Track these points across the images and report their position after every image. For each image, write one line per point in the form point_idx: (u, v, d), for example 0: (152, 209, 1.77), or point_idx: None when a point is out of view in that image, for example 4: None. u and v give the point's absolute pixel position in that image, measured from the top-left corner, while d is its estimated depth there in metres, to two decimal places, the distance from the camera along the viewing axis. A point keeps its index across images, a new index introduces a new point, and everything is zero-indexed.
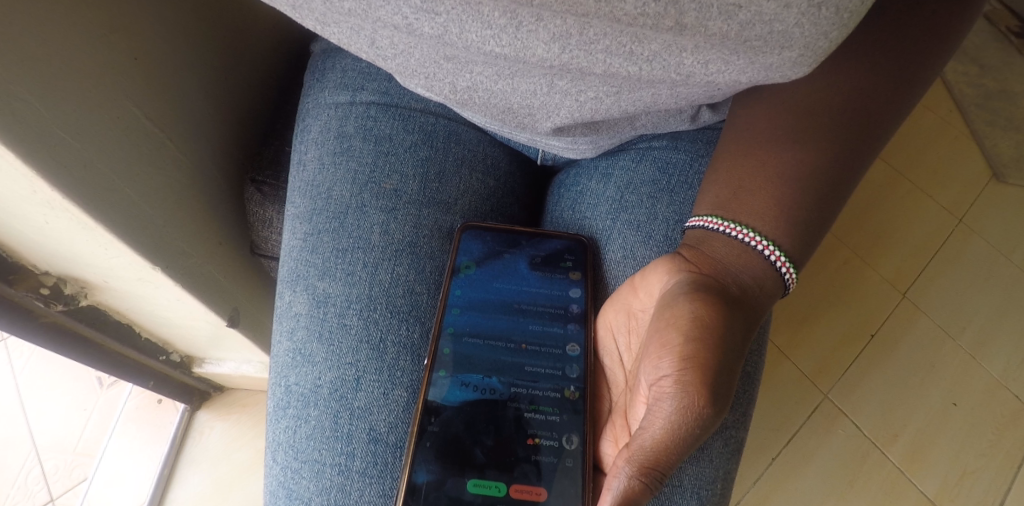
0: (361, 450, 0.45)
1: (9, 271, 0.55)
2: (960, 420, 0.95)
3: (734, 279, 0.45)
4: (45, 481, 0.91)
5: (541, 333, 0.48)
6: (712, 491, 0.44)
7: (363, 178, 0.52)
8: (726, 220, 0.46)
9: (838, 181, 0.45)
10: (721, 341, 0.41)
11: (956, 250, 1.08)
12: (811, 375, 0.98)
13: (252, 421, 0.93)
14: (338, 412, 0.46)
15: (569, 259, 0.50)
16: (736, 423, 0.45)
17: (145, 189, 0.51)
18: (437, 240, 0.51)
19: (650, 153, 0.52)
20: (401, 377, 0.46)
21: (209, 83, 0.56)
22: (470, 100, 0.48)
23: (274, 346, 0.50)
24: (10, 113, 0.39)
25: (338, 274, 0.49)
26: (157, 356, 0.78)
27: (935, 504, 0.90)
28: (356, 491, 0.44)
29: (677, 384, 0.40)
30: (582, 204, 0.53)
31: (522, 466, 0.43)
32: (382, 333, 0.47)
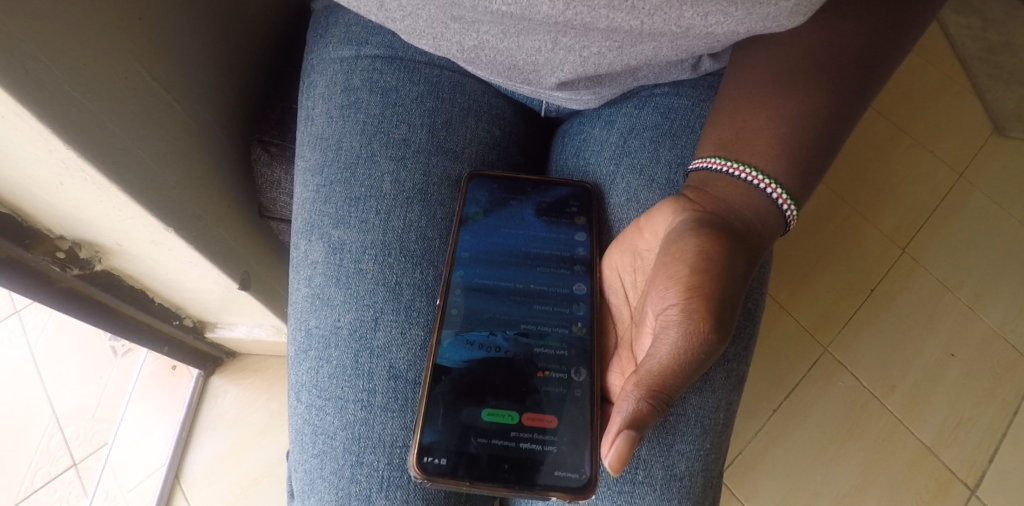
0: (382, 386, 0.48)
1: (26, 234, 0.56)
2: (957, 370, 0.97)
3: (738, 216, 0.47)
4: (67, 446, 0.94)
5: (549, 275, 0.50)
6: (716, 420, 0.47)
7: (371, 128, 0.52)
8: (729, 160, 0.48)
9: (835, 124, 0.47)
10: (725, 272, 0.43)
11: (956, 203, 1.09)
12: (811, 328, 0.99)
13: (266, 385, 0.95)
14: (358, 351, 0.48)
15: (574, 205, 0.52)
16: (737, 356, 0.48)
17: (155, 151, 0.52)
18: (446, 188, 0.52)
19: (652, 100, 0.53)
20: (417, 317, 0.49)
21: (213, 47, 0.57)
22: (476, 58, 0.49)
23: (292, 293, 0.52)
24: (25, 72, 0.40)
25: (352, 222, 0.50)
26: (171, 321, 0.80)
27: (931, 451, 0.92)
28: (379, 424, 0.47)
29: (683, 311, 0.42)
30: (587, 150, 0.54)
31: (535, 397, 0.46)
32: (397, 277, 0.49)
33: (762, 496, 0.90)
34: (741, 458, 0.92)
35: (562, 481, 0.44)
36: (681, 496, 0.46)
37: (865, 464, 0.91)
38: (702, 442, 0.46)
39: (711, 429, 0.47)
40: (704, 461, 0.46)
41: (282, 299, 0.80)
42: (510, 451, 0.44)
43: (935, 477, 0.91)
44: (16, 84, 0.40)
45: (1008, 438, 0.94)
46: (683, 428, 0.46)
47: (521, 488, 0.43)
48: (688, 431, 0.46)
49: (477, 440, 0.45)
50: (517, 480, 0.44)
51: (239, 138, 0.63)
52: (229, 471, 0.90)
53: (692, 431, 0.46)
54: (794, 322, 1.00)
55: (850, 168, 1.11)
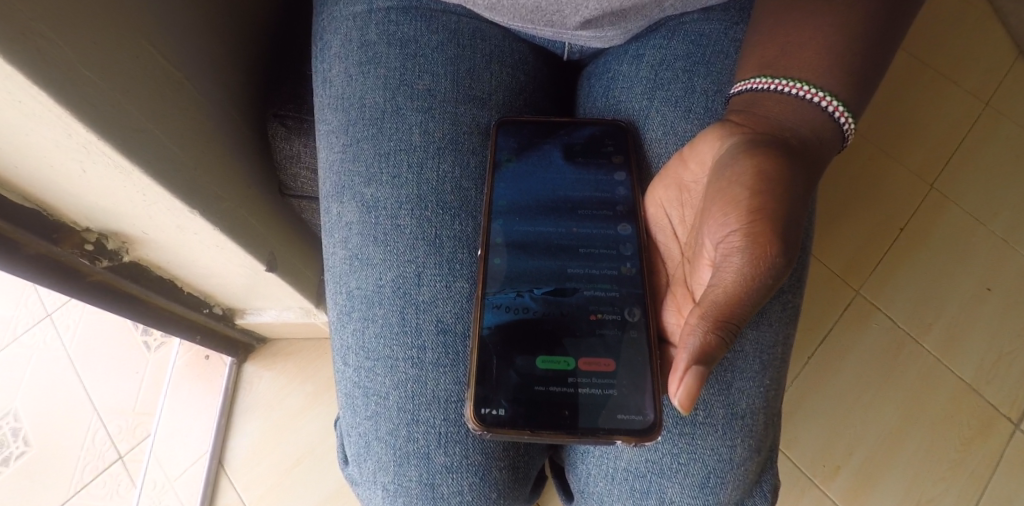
0: (431, 342, 0.47)
1: (53, 229, 0.56)
2: (994, 304, 0.95)
3: (793, 132, 0.46)
4: (111, 440, 0.95)
5: (591, 217, 0.49)
6: (774, 355, 0.47)
7: (394, 81, 0.51)
8: (776, 77, 0.47)
9: (881, 40, 0.46)
10: (785, 191, 0.41)
11: (987, 131, 1.05)
12: (841, 273, 0.97)
13: (299, 368, 0.96)
14: (404, 307, 0.47)
15: (610, 144, 0.51)
16: (792, 288, 0.48)
17: (173, 132, 0.51)
18: (477, 136, 0.51)
19: (681, 29, 0.51)
20: (461, 268, 0.48)
21: (220, 21, 0.55)
22: (498, 4, 0.49)
23: (328, 258, 0.51)
24: (39, 55, 0.39)
25: (383, 179, 0.49)
26: (201, 310, 0.80)
27: (972, 388, 0.90)
28: (432, 381, 0.47)
29: (745, 237, 0.40)
30: (616, 88, 0.53)
31: (590, 341, 0.45)
32: (436, 230, 0.48)
33: (802, 443, 0.89)
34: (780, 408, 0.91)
35: (626, 424, 0.43)
36: (744, 432, 0.46)
37: (906, 406, 0.90)
38: (763, 377, 0.47)
39: (771, 363, 0.47)
40: (765, 397, 0.47)
41: (308, 278, 0.80)
42: (570, 398, 0.44)
43: (977, 413, 0.89)
44: (31, 65, 0.39)
45: None
46: (743, 364, 0.47)
47: (583, 434, 0.43)
48: (749, 367, 0.47)
49: (534, 388, 0.44)
50: (578, 425, 0.43)
51: (254, 113, 0.62)
52: (270, 456, 0.91)
53: (753, 366, 0.47)
54: (823, 269, 0.97)
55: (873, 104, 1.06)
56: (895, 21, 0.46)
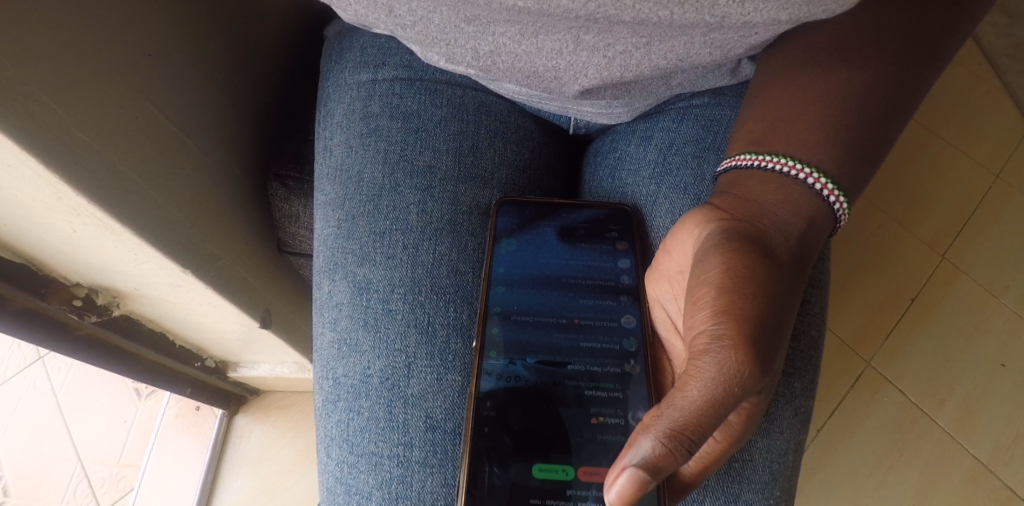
0: (419, 439, 0.45)
1: (42, 284, 0.54)
2: (1010, 381, 0.92)
3: (772, 219, 0.44)
4: (93, 494, 0.92)
5: (596, 307, 0.47)
6: (784, 464, 0.44)
7: (394, 157, 0.50)
8: (760, 153, 0.45)
9: (868, 141, 0.45)
10: (757, 292, 0.39)
11: (1000, 203, 1.03)
12: (851, 343, 0.94)
13: (291, 421, 0.93)
14: (391, 401, 0.45)
15: (614, 229, 0.50)
16: (804, 390, 0.45)
17: (168, 190, 0.50)
18: (477, 217, 0.50)
19: (691, 112, 0.51)
20: (454, 361, 0.46)
21: (225, 80, 0.55)
22: (492, 65, 0.46)
23: (317, 339, 0.49)
24: (28, 116, 0.38)
25: (378, 259, 0.48)
26: (192, 362, 0.78)
27: (988, 469, 0.87)
28: (418, 482, 0.44)
29: (712, 341, 0.39)
30: (623, 169, 0.52)
31: (591, 447, 0.43)
32: (430, 317, 0.47)
33: None
34: None
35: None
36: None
37: (917, 487, 0.86)
38: (773, 490, 0.44)
39: (780, 474, 0.44)
40: None
41: (305, 334, 0.78)
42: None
43: (995, 497, 0.85)
44: (17, 121, 0.38)
45: None
46: (753, 475, 0.44)
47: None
48: (757, 477, 0.44)
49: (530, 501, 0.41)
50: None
51: (255, 172, 0.61)
52: None
53: (762, 478, 0.44)
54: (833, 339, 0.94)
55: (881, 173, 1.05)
56: (899, 108, 0.45)
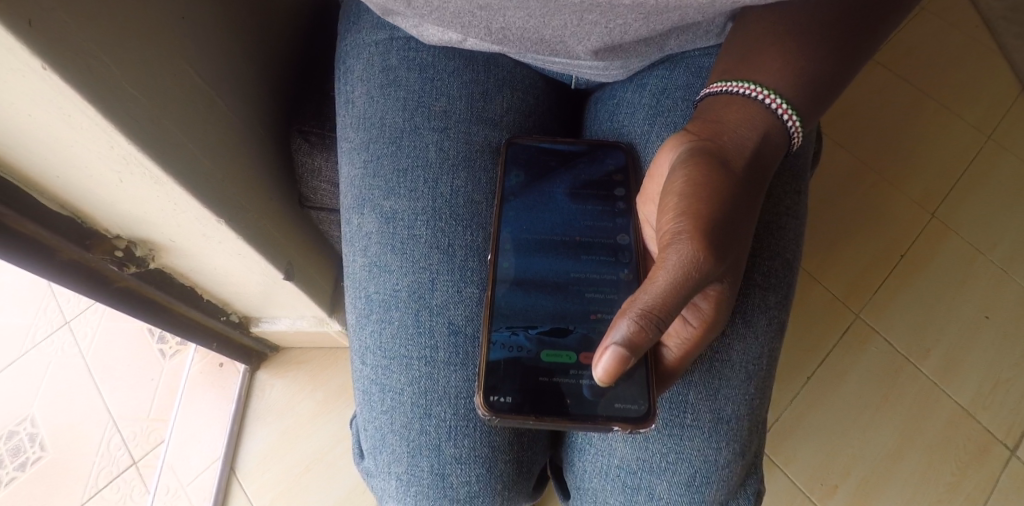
0: (443, 342, 0.51)
1: (86, 235, 0.59)
2: (994, 331, 0.96)
3: (732, 136, 0.48)
4: (125, 447, 0.97)
5: (593, 228, 0.52)
6: (760, 365, 0.50)
7: (413, 104, 0.54)
8: (730, 81, 0.49)
9: (824, 83, 0.49)
10: (713, 196, 0.45)
11: (989, 162, 1.07)
12: (843, 296, 0.98)
13: (309, 375, 0.99)
14: (419, 310, 0.51)
15: (611, 165, 0.54)
16: (778, 304, 0.50)
17: (202, 142, 0.54)
18: (488, 155, 0.54)
19: (683, 61, 0.54)
20: (472, 275, 0.52)
21: (248, 42, 0.59)
22: (504, 38, 0.51)
23: (348, 265, 0.54)
24: (88, 69, 0.42)
25: (402, 192, 0.52)
26: (218, 317, 0.83)
27: (970, 413, 0.92)
28: (445, 377, 0.51)
29: (674, 237, 0.44)
30: (620, 114, 0.56)
31: (591, 338, 0.49)
32: (450, 239, 0.52)
33: (801, 460, 0.89)
34: (780, 424, 0.91)
35: (623, 412, 0.46)
36: (729, 438, 0.50)
37: (902, 426, 0.91)
38: (748, 386, 0.50)
39: (756, 373, 0.50)
40: (750, 404, 0.50)
41: (324, 289, 0.83)
42: (573, 387, 0.47)
43: (974, 437, 0.90)
44: (80, 76, 0.42)
45: None
46: (731, 374, 0.50)
47: (583, 420, 0.46)
48: (735, 375, 0.50)
49: (539, 378, 0.47)
50: (579, 412, 0.46)
51: (277, 129, 0.65)
52: (280, 461, 0.93)
53: (739, 375, 0.50)
54: (825, 291, 0.99)
55: (872, 132, 1.09)
56: (863, 42, 0.49)
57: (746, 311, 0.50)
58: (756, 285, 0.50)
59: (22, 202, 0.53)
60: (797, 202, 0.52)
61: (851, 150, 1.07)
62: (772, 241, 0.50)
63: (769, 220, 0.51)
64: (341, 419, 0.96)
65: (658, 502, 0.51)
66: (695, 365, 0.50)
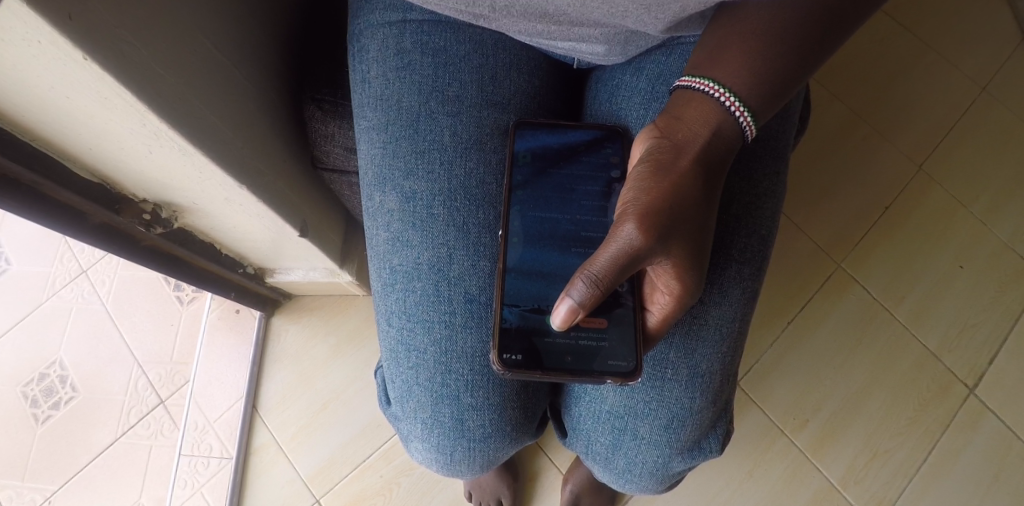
0: (460, 309, 0.57)
1: (116, 200, 0.63)
2: (966, 280, 1.03)
3: (686, 133, 0.52)
4: (152, 387, 1.04)
5: (592, 209, 0.57)
6: (732, 328, 0.56)
7: (427, 88, 0.57)
8: (700, 78, 0.52)
9: (783, 82, 0.51)
10: (662, 182, 0.51)
11: (979, 115, 1.10)
12: (826, 246, 1.04)
13: (321, 321, 1.05)
14: (438, 282, 0.57)
15: (609, 146, 0.58)
16: (752, 275, 0.56)
17: (224, 115, 0.56)
18: (497, 137, 0.58)
19: (679, 48, 0.57)
20: (485, 250, 0.57)
21: (259, 13, 0.60)
22: (508, 13, 0.52)
23: (372, 237, 0.60)
24: (121, 55, 0.43)
25: (420, 174, 0.57)
26: (236, 269, 0.88)
27: (936, 355, 0.99)
28: (462, 339, 0.57)
29: (623, 219, 0.51)
30: (618, 96, 0.59)
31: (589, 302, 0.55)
32: (465, 218, 0.57)
33: (776, 398, 0.97)
34: (760, 366, 0.99)
35: (614, 367, 0.53)
36: (702, 389, 0.56)
37: (872, 368, 0.99)
38: (720, 346, 0.56)
39: (728, 335, 0.56)
40: (722, 362, 0.56)
41: (335, 243, 0.87)
42: (572, 345, 0.54)
43: (937, 377, 0.98)
44: (115, 63, 0.43)
45: (1010, 342, 1.00)
46: (706, 336, 0.56)
47: (580, 373, 0.53)
48: (709, 337, 0.56)
49: (543, 339, 0.54)
50: (576, 367, 0.53)
51: (288, 96, 0.67)
52: (298, 400, 1.01)
53: (712, 337, 0.56)
54: (810, 243, 1.04)
55: (867, 84, 1.11)
56: (826, 40, 0.50)
57: (722, 282, 0.55)
58: (732, 259, 0.55)
59: (55, 172, 0.55)
60: (776, 184, 0.56)
61: (845, 101, 1.10)
62: (749, 219, 0.55)
63: (747, 200, 0.55)
64: (353, 360, 1.03)
65: (640, 441, 0.58)
66: (676, 328, 0.56)
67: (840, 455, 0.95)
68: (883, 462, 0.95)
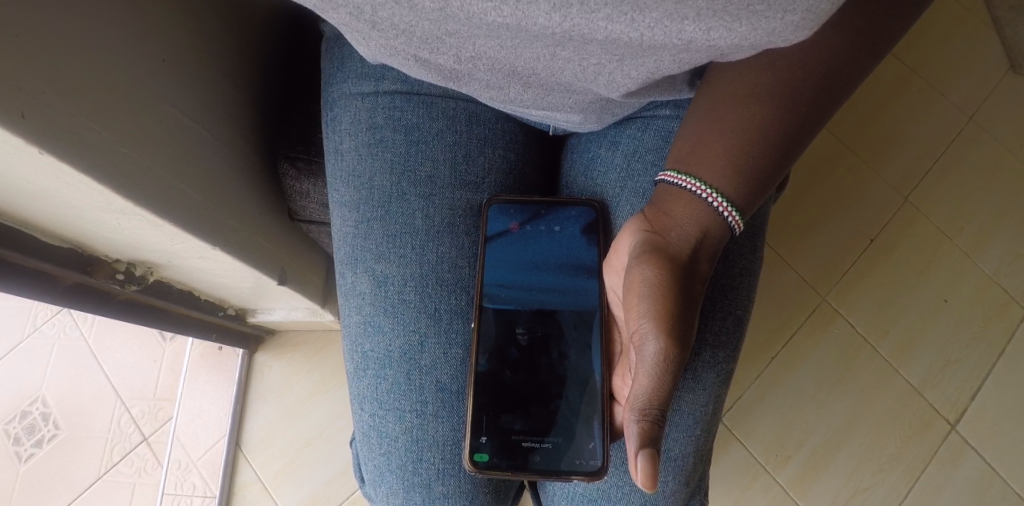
0: (432, 397, 0.57)
1: (89, 262, 0.62)
2: (950, 314, 1.03)
3: (677, 232, 0.52)
4: (135, 424, 1.02)
5: (566, 288, 0.58)
6: (706, 411, 0.56)
7: (400, 168, 0.58)
8: (688, 177, 0.52)
9: (767, 173, 0.51)
10: (680, 287, 0.50)
11: (965, 145, 1.11)
12: (811, 280, 1.04)
13: (304, 358, 1.05)
14: (410, 370, 0.57)
15: (586, 223, 0.59)
16: (726, 357, 0.57)
17: (195, 180, 0.55)
18: (470, 217, 0.59)
19: (653, 123, 0.57)
20: (457, 337, 0.57)
21: (230, 70, 0.60)
22: (474, 66, 0.50)
23: (345, 318, 0.60)
24: (80, 141, 0.43)
25: (392, 257, 0.57)
26: (215, 312, 0.87)
27: (918, 390, 1.00)
28: (433, 428, 0.57)
29: (648, 336, 0.49)
30: (594, 170, 0.60)
31: (557, 401, 0.56)
32: (437, 304, 0.57)
33: (759, 434, 0.98)
34: (742, 402, 0.99)
35: (581, 466, 0.54)
36: (675, 472, 0.57)
37: (855, 404, 0.99)
38: (695, 429, 0.56)
39: (702, 418, 0.56)
40: (695, 444, 0.57)
41: (315, 285, 0.87)
42: (540, 444, 0.55)
43: (919, 414, 0.99)
44: (73, 148, 0.43)
45: (993, 376, 1.01)
46: (679, 420, 0.56)
47: (549, 473, 0.54)
48: (683, 421, 0.56)
49: (512, 437, 0.55)
50: (545, 467, 0.54)
51: (262, 151, 0.67)
52: (282, 437, 1.01)
53: (686, 421, 0.56)
54: (796, 277, 1.05)
55: (854, 114, 1.12)
56: (806, 129, 0.50)
57: (696, 366, 0.56)
58: (707, 343, 0.56)
59: (23, 242, 0.55)
60: (751, 263, 0.57)
61: (831, 130, 1.11)
62: (724, 301, 0.56)
63: (723, 283, 0.56)
64: (338, 399, 1.02)
65: None
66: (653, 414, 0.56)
67: (823, 490, 0.96)
68: (864, 498, 0.96)
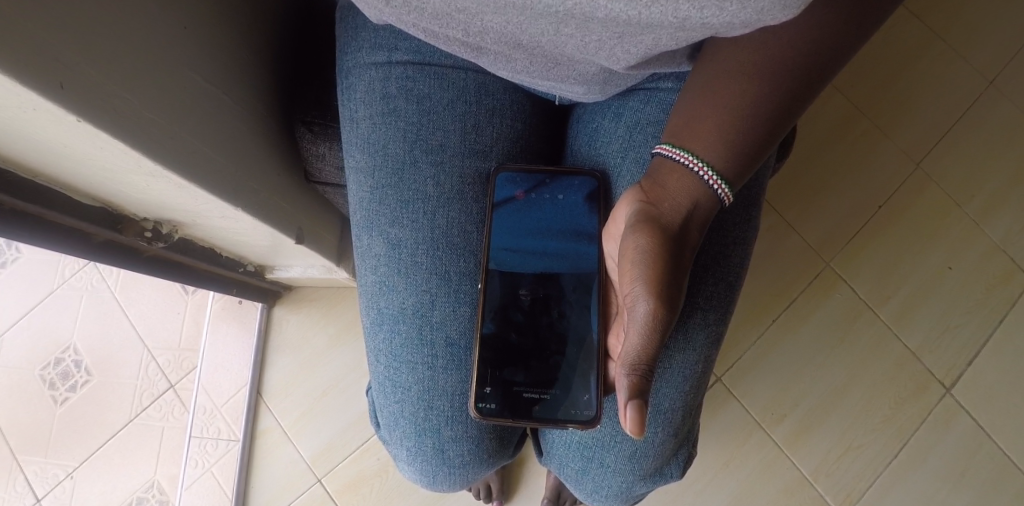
0: (442, 351, 0.61)
1: (118, 220, 0.66)
2: (954, 281, 1.06)
3: (671, 202, 0.54)
4: (162, 372, 1.07)
5: (568, 253, 0.61)
6: (695, 370, 0.60)
7: (412, 136, 0.60)
8: (681, 151, 0.54)
9: (756, 147, 0.53)
10: (671, 253, 0.53)
11: (982, 112, 1.11)
12: (816, 245, 1.07)
13: (321, 311, 1.09)
14: (421, 326, 0.61)
15: (587, 191, 0.61)
16: (717, 320, 0.60)
17: (218, 144, 0.58)
18: (478, 185, 0.62)
19: (656, 95, 0.59)
20: (465, 296, 0.61)
21: (247, 36, 0.62)
22: (483, 40, 0.52)
23: (361, 277, 0.63)
24: (113, 110, 0.46)
25: (405, 222, 0.60)
26: (236, 268, 0.91)
27: (915, 354, 1.03)
28: (443, 379, 0.62)
29: (640, 298, 0.52)
30: (597, 140, 0.62)
31: (556, 357, 0.60)
32: (446, 267, 0.61)
33: (757, 393, 1.02)
34: (741, 362, 1.03)
35: (576, 416, 0.58)
36: (663, 424, 0.61)
37: (851, 366, 1.03)
38: (683, 386, 0.60)
39: (691, 376, 0.60)
40: (683, 400, 0.61)
41: (331, 243, 0.90)
42: (540, 396, 0.59)
43: (915, 377, 1.03)
44: (108, 116, 0.46)
45: (991, 342, 1.04)
46: (669, 377, 0.60)
47: (546, 421, 0.59)
48: (673, 378, 0.60)
49: (514, 388, 0.59)
50: (543, 415, 0.59)
51: (279, 115, 0.69)
52: (299, 387, 1.06)
53: (676, 378, 0.60)
54: (799, 241, 1.07)
55: (869, 78, 1.12)
56: (795, 105, 0.52)
57: (688, 328, 0.59)
58: (699, 306, 0.59)
59: (58, 202, 0.58)
60: (744, 232, 0.60)
61: (845, 94, 1.11)
62: (717, 268, 0.59)
63: (716, 250, 0.59)
64: (354, 351, 1.07)
65: (608, 468, 0.63)
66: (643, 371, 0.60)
67: (815, 447, 1.00)
68: (855, 455, 1.00)
